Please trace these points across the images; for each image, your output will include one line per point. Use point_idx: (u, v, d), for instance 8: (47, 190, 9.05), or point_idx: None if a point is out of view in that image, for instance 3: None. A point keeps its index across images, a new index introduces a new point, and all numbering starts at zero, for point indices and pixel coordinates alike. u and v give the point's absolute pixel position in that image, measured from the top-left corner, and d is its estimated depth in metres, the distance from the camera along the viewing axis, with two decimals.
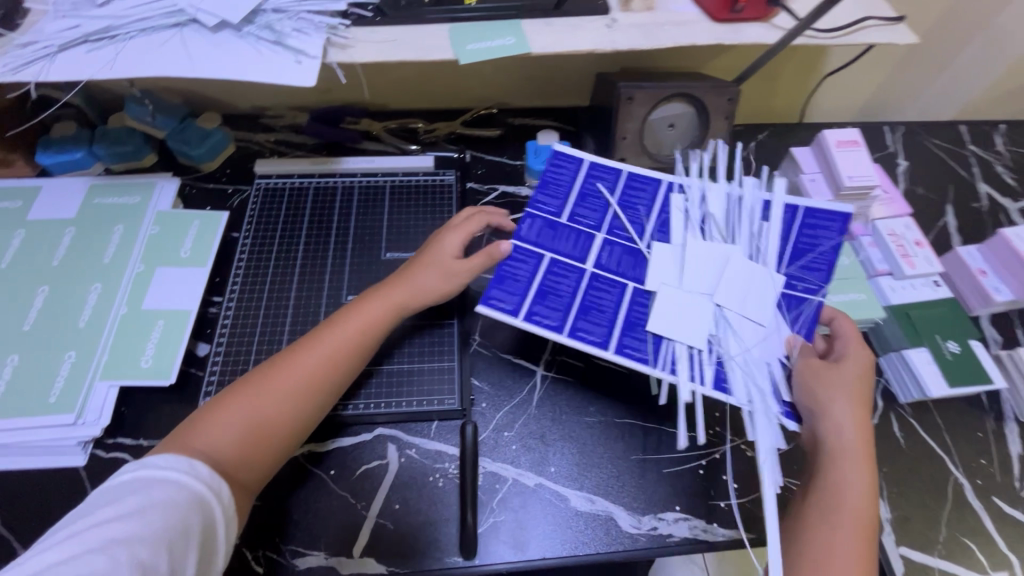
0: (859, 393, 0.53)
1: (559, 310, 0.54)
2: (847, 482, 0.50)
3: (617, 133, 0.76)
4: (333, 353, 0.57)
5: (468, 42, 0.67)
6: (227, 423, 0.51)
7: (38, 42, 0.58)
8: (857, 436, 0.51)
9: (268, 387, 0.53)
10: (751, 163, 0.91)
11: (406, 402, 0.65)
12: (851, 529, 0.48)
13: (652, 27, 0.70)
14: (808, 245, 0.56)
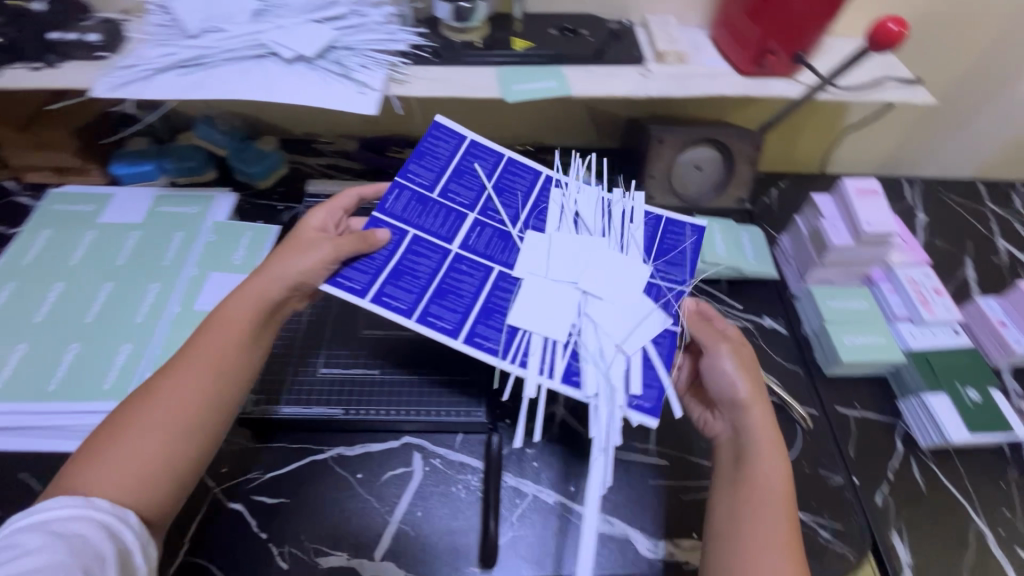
0: (747, 364, 0.59)
1: (414, 292, 0.54)
2: (765, 458, 0.53)
3: (647, 172, 0.81)
4: (222, 358, 0.53)
5: (514, 83, 0.73)
6: (124, 450, 0.47)
7: (137, 66, 0.66)
8: (757, 405, 0.56)
9: (151, 409, 0.49)
10: (773, 208, 0.95)
11: (438, 411, 0.65)
12: (782, 507, 0.51)
13: (684, 78, 0.76)
14: (670, 246, 0.61)
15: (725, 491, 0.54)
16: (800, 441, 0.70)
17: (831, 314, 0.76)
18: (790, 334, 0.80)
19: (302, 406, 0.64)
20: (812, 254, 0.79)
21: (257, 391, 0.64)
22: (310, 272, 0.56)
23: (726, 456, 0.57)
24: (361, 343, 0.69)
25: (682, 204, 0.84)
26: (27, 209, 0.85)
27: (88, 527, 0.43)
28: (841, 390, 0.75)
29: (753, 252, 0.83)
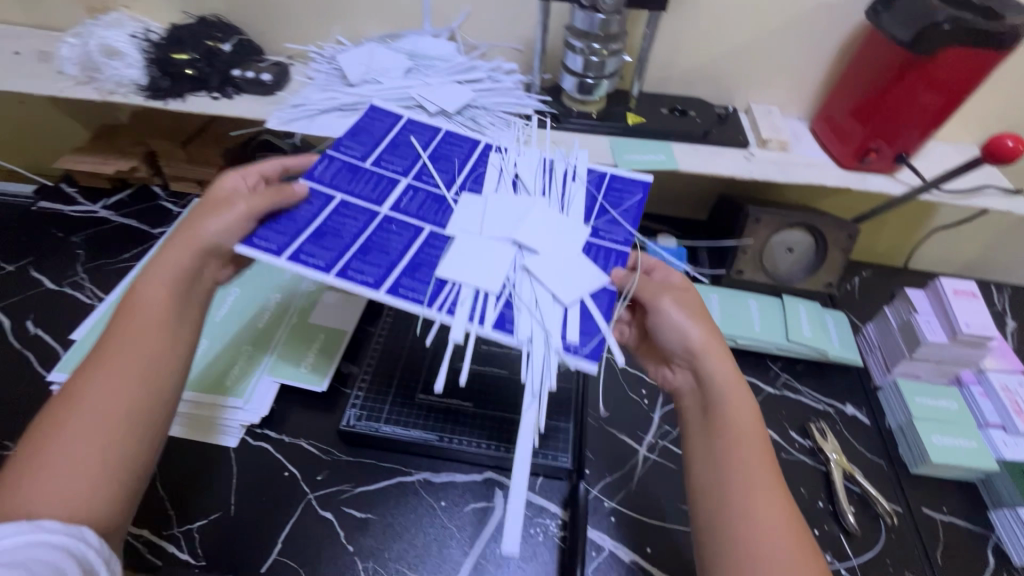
0: (700, 311, 0.59)
1: (334, 250, 0.54)
2: (726, 399, 0.54)
3: (740, 247, 0.85)
4: (133, 363, 0.51)
5: (626, 153, 0.79)
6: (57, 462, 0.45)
7: (305, 106, 0.76)
8: (711, 348, 0.56)
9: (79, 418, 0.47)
10: (856, 295, 0.96)
11: (522, 450, 0.68)
12: (755, 448, 0.51)
13: (785, 165, 0.80)
14: (616, 201, 0.63)
15: (702, 439, 0.54)
16: (883, 539, 0.68)
17: (919, 410, 0.76)
18: (873, 425, 0.79)
19: (400, 427, 0.68)
20: (901, 348, 0.79)
21: (361, 406, 0.70)
22: (225, 233, 0.56)
23: (694, 403, 0.58)
24: (456, 375, 0.73)
25: (771, 283, 0.87)
26: (169, 214, 0.96)
27: (55, 554, 0.42)
28: (926, 490, 0.73)
29: (838, 337, 0.84)
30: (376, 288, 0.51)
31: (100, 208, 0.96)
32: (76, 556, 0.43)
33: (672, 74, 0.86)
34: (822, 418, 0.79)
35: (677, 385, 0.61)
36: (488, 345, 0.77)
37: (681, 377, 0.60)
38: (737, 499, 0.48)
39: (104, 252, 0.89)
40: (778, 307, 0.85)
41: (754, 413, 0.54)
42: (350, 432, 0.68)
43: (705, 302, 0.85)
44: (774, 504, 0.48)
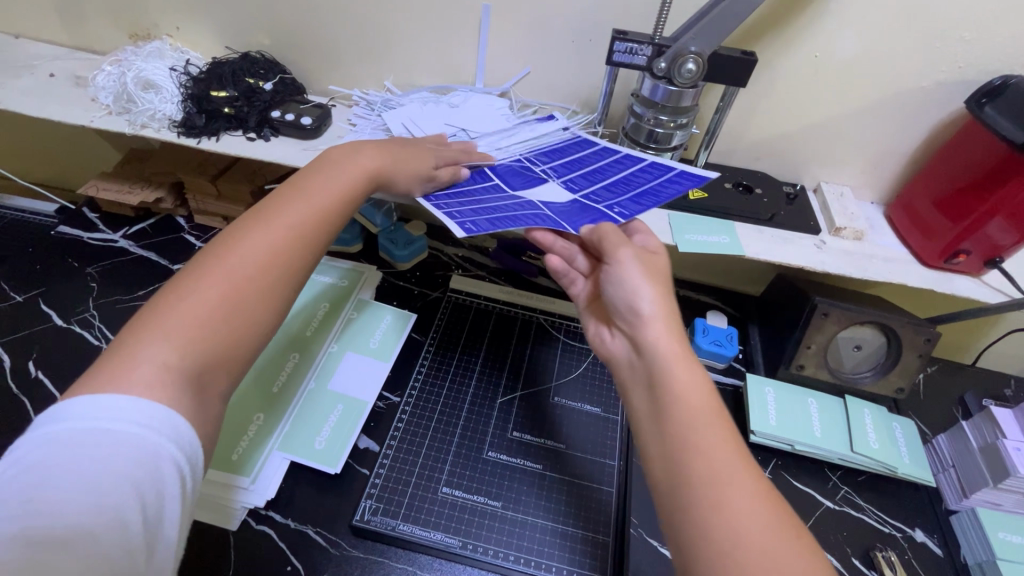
0: (656, 274, 0.52)
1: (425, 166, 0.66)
2: (677, 372, 0.45)
3: (803, 341, 0.77)
4: (259, 257, 0.49)
5: (686, 233, 0.73)
6: (179, 314, 0.44)
7: None
8: (666, 319, 0.49)
9: (223, 268, 0.48)
10: (920, 395, 0.87)
11: (550, 566, 0.60)
12: (711, 431, 0.42)
13: (862, 257, 0.73)
14: (660, 189, 0.62)
15: (649, 423, 0.46)
16: None
17: (1004, 549, 0.66)
18: (946, 557, 0.70)
19: (420, 527, 0.62)
20: (983, 473, 0.70)
21: (378, 498, 0.63)
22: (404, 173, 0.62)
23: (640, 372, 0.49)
24: (481, 468, 0.67)
25: (834, 381, 0.79)
26: (190, 248, 0.91)
27: (169, 476, 0.39)
28: None
29: (907, 449, 0.75)
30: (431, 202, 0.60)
31: (120, 237, 0.91)
32: (183, 479, 0.40)
33: (739, 145, 0.80)
34: (889, 544, 0.70)
35: (616, 355, 0.53)
36: (520, 434, 0.70)
37: (621, 347, 0.53)
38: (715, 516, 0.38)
39: (119, 286, 0.84)
40: (838, 409, 0.78)
41: (714, 398, 0.44)
42: (362, 528, 0.61)
43: (760, 397, 0.78)
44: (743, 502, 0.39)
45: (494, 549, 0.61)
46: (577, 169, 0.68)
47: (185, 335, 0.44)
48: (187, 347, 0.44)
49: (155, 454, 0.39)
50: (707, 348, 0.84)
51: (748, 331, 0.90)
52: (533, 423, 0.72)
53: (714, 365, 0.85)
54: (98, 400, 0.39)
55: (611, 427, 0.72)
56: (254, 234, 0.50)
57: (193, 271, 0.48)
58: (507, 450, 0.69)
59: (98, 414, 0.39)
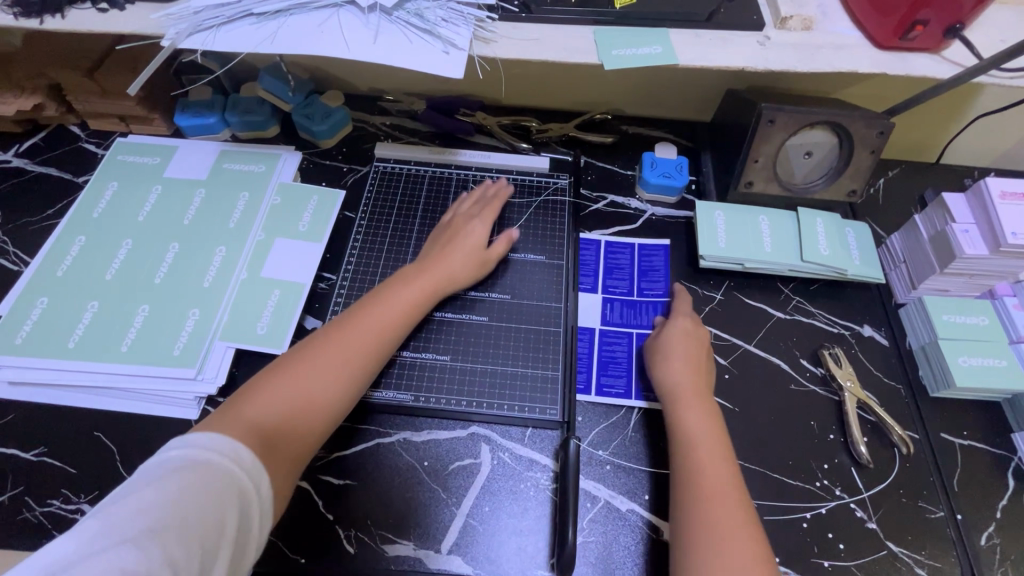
0: (693, 353, 0.63)
1: (583, 371, 0.67)
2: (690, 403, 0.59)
3: (750, 155, 0.72)
4: (346, 353, 0.56)
5: (613, 47, 0.65)
6: (283, 386, 0.53)
7: (208, 11, 0.60)
8: (694, 396, 0.60)
9: (309, 360, 0.55)
10: (879, 200, 0.84)
11: (503, 405, 0.64)
12: (715, 472, 0.53)
13: (809, 49, 0.66)
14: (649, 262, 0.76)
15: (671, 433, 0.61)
16: (896, 468, 0.64)
17: (946, 329, 0.68)
18: (891, 347, 0.72)
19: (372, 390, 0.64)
20: (930, 261, 0.70)
21: None
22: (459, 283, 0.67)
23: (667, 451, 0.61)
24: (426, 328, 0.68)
25: (785, 195, 0.76)
26: (93, 157, 0.83)
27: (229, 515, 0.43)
28: (948, 415, 0.68)
29: (858, 252, 0.75)
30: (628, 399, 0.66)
31: (14, 157, 0.83)
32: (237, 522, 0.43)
33: None
34: (837, 342, 0.72)
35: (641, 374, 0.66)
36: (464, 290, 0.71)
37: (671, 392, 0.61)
38: (710, 533, 0.49)
39: (24, 208, 0.78)
40: (791, 224, 0.76)
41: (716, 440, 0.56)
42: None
43: (709, 221, 0.76)
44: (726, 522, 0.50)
45: (445, 397, 0.64)
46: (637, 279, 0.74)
47: (294, 403, 0.52)
48: (286, 415, 0.52)
49: (232, 474, 0.44)
50: (656, 182, 0.80)
51: (700, 159, 0.86)
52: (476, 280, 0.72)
53: (665, 200, 0.82)
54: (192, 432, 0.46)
55: (557, 272, 0.73)
56: (364, 318, 0.59)
57: (307, 348, 0.56)
58: (451, 306, 0.70)
59: (198, 447, 0.45)
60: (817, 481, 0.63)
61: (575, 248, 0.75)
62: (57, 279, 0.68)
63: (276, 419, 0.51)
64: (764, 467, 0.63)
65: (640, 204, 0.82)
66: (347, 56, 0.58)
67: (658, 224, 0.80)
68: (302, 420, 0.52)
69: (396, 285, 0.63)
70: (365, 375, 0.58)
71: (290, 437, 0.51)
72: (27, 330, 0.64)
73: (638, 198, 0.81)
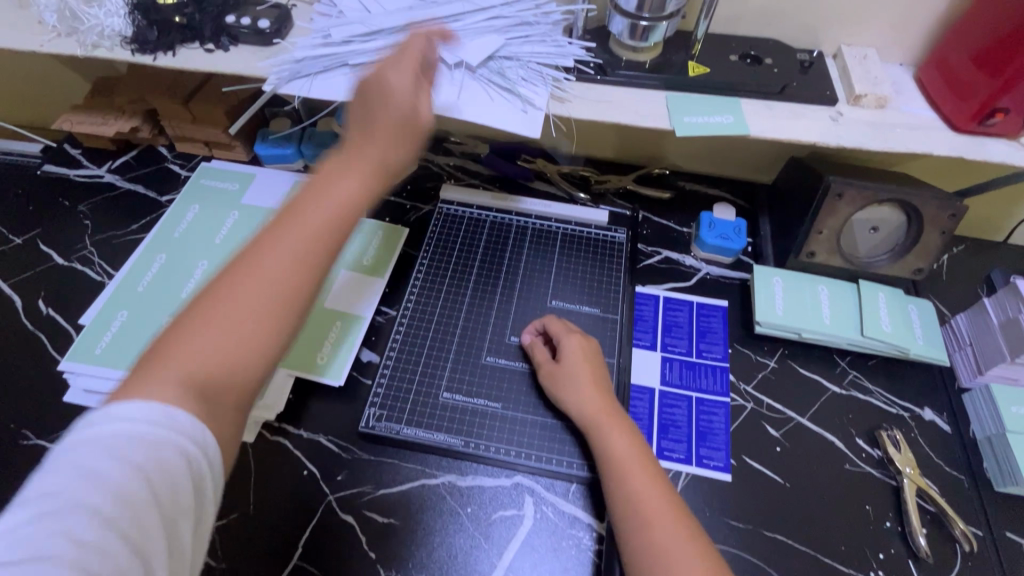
0: (589, 375, 0.64)
1: (683, 441, 0.67)
2: (603, 423, 0.60)
3: (814, 227, 0.72)
4: (281, 268, 0.43)
5: (684, 114, 0.66)
6: (194, 349, 0.40)
7: (307, 61, 0.64)
8: (608, 416, 0.60)
9: (217, 324, 0.41)
10: (943, 277, 0.82)
11: (550, 459, 0.64)
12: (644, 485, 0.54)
13: (882, 127, 0.66)
14: (707, 325, 0.76)
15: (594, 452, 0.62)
16: (957, 566, 0.61)
17: (1014, 421, 0.65)
18: (953, 434, 0.69)
19: (423, 430, 0.65)
20: (1000, 348, 0.68)
21: (382, 407, 0.66)
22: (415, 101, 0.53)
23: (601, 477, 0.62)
24: (480, 370, 0.70)
25: (845, 267, 0.76)
26: (177, 177, 0.89)
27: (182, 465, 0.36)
28: (1015, 513, 0.64)
29: (921, 331, 0.73)
30: (688, 463, 0.66)
31: (106, 172, 0.90)
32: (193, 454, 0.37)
33: (745, 13, 0.72)
34: (895, 424, 0.70)
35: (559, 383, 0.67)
36: (518, 338, 0.72)
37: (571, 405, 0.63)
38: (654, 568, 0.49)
39: (111, 221, 0.84)
40: (852, 297, 0.75)
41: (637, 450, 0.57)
42: (369, 434, 0.65)
43: (767, 288, 0.75)
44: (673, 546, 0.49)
45: (495, 446, 0.65)
46: (696, 341, 0.74)
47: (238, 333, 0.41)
48: (228, 353, 0.40)
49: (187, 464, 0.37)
50: (714, 242, 0.80)
51: (758, 222, 0.86)
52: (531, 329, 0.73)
53: (720, 260, 0.82)
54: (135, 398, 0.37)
55: (610, 326, 0.74)
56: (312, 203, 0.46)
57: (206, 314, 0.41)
58: (505, 354, 0.71)
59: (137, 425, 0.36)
60: (871, 570, 0.60)
61: (629, 303, 0.76)
62: (137, 294, 0.72)
63: (205, 378, 0.39)
64: (814, 549, 0.61)
65: (695, 262, 0.82)
66: (431, 109, 0.61)
67: (711, 284, 0.80)
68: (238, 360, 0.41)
69: (334, 173, 0.48)
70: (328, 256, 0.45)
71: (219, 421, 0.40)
72: (106, 341, 0.68)
73: (693, 256, 0.82)
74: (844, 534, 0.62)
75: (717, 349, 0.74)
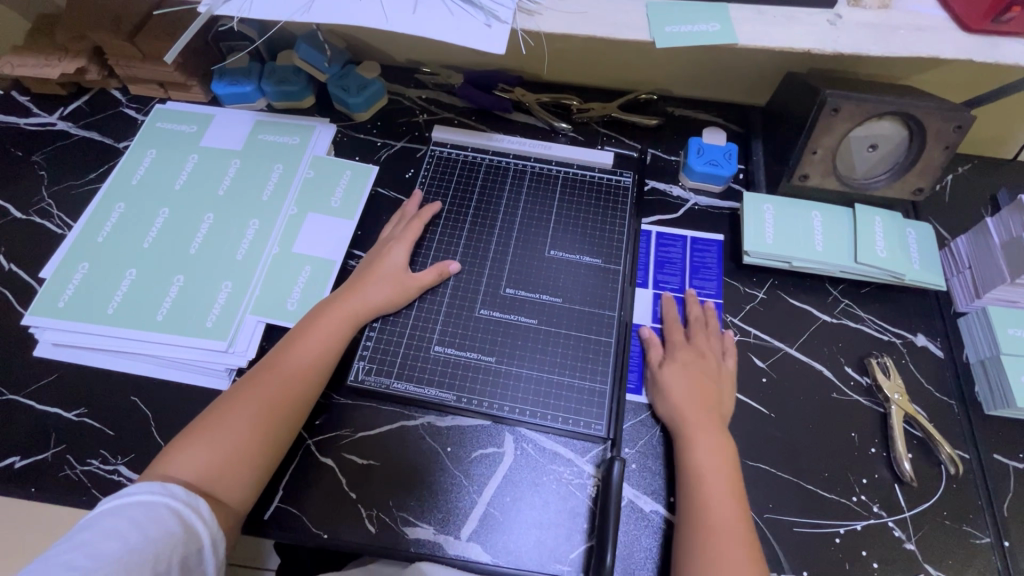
0: (704, 379, 0.62)
1: None
2: (702, 430, 0.58)
3: (807, 147, 0.67)
4: (258, 414, 0.56)
5: (666, 23, 0.60)
6: (216, 438, 0.54)
7: None
8: (706, 425, 0.59)
9: (207, 438, 0.54)
10: (945, 199, 0.77)
11: (546, 415, 0.62)
12: (727, 501, 0.54)
13: (884, 30, 0.59)
14: (700, 258, 0.73)
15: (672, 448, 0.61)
16: (942, 489, 0.60)
17: (1011, 344, 0.63)
18: (946, 359, 0.67)
19: (413, 385, 0.63)
20: (1001, 269, 0.65)
21: (371, 361, 0.64)
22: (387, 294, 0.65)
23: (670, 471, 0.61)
24: (474, 324, 0.67)
25: (841, 189, 0.71)
26: (133, 122, 0.84)
27: (168, 516, 0.48)
28: (1004, 435, 0.63)
29: (919, 255, 0.69)
30: None
31: (59, 119, 0.84)
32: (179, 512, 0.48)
33: None
34: (886, 351, 0.68)
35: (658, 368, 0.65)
36: (513, 290, 0.69)
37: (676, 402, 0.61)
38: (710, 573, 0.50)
39: (69, 171, 0.80)
40: (846, 223, 0.71)
41: (728, 465, 0.57)
42: (358, 388, 0.63)
43: (756, 215, 0.71)
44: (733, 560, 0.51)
45: (487, 401, 0.62)
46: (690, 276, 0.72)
47: (227, 446, 0.54)
48: (235, 430, 0.55)
49: (172, 511, 0.48)
50: (702, 170, 0.75)
51: (750, 147, 0.80)
52: (527, 280, 0.69)
53: (710, 189, 0.78)
54: (130, 485, 0.49)
55: (613, 277, 0.70)
56: (284, 365, 0.59)
57: (212, 417, 0.55)
58: (500, 306, 0.68)
59: (128, 504, 0.47)
60: (854, 496, 0.60)
61: (634, 251, 0.72)
62: (97, 245, 0.70)
63: (198, 478, 0.52)
64: (798, 477, 0.61)
65: (683, 192, 0.78)
66: (384, 27, 0.55)
67: (700, 215, 0.76)
68: (238, 442, 0.54)
69: (301, 342, 0.61)
70: (286, 416, 0.57)
71: (228, 492, 0.53)
72: (69, 294, 0.67)
73: (681, 185, 0.77)
74: (828, 460, 0.62)
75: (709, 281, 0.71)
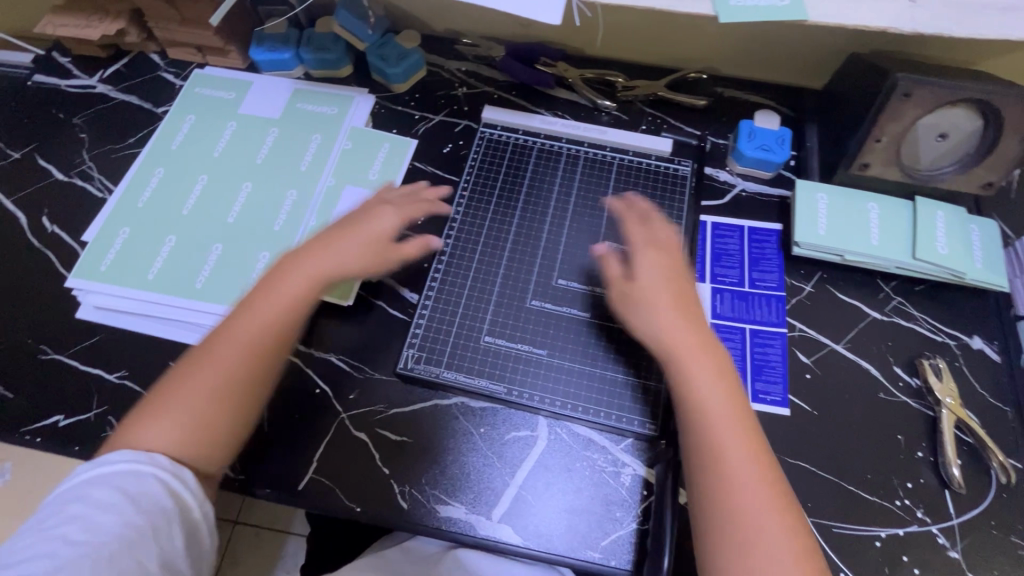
0: (672, 299, 0.57)
1: None
2: (690, 363, 0.53)
3: (871, 134, 0.64)
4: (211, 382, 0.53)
5: None
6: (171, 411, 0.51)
7: None
8: (695, 352, 0.54)
9: (161, 411, 0.52)
10: (1012, 195, 0.73)
11: (598, 411, 0.61)
12: (741, 451, 0.50)
13: (969, 9, 0.55)
14: (759, 250, 0.70)
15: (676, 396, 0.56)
16: (991, 497, 0.58)
17: None
18: (1003, 364, 0.64)
19: (463, 375, 0.62)
20: None
21: (420, 348, 0.64)
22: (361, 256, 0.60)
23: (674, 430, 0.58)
24: (525, 316, 0.65)
25: (901, 180, 0.67)
26: (172, 87, 0.83)
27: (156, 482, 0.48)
28: None
29: (982, 254, 0.66)
30: None
31: (98, 82, 0.84)
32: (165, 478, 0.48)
33: None
34: (939, 352, 0.65)
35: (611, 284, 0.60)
36: (566, 281, 0.67)
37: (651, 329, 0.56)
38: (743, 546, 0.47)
39: (109, 135, 0.79)
40: (905, 217, 0.67)
41: (741, 408, 0.52)
42: (407, 375, 0.63)
43: (810, 205, 0.68)
44: (767, 529, 0.47)
45: (537, 395, 0.61)
46: (749, 269, 0.69)
47: (182, 417, 0.52)
48: (191, 398, 0.52)
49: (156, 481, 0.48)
50: (753, 154, 0.72)
51: (804, 133, 0.77)
52: (580, 270, 0.67)
53: (759, 174, 0.74)
54: (100, 458, 0.48)
55: None
56: (244, 323, 0.55)
57: (168, 389, 0.53)
58: (552, 297, 0.66)
59: (116, 472, 0.47)
60: (897, 499, 0.58)
61: (690, 241, 0.69)
62: (137, 210, 0.70)
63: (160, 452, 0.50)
64: (839, 477, 0.59)
65: (731, 177, 0.75)
66: None
67: (748, 202, 0.73)
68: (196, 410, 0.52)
69: (258, 302, 0.56)
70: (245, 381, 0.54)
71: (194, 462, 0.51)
72: (110, 259, 0.67)
73: (729, 170, 0.74)
74: (871, 461, 0.60)
75: (766, 274, 0.69)
